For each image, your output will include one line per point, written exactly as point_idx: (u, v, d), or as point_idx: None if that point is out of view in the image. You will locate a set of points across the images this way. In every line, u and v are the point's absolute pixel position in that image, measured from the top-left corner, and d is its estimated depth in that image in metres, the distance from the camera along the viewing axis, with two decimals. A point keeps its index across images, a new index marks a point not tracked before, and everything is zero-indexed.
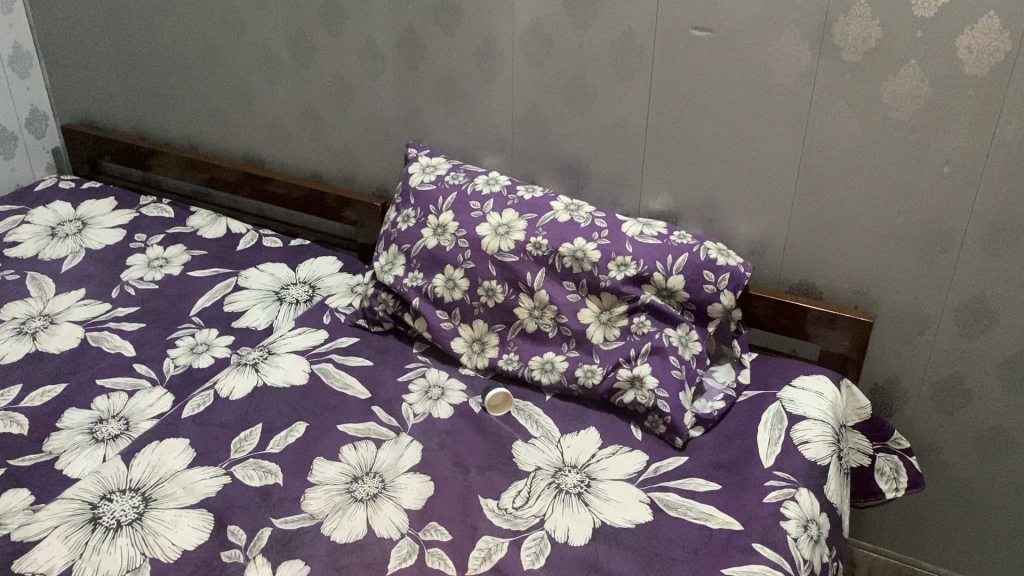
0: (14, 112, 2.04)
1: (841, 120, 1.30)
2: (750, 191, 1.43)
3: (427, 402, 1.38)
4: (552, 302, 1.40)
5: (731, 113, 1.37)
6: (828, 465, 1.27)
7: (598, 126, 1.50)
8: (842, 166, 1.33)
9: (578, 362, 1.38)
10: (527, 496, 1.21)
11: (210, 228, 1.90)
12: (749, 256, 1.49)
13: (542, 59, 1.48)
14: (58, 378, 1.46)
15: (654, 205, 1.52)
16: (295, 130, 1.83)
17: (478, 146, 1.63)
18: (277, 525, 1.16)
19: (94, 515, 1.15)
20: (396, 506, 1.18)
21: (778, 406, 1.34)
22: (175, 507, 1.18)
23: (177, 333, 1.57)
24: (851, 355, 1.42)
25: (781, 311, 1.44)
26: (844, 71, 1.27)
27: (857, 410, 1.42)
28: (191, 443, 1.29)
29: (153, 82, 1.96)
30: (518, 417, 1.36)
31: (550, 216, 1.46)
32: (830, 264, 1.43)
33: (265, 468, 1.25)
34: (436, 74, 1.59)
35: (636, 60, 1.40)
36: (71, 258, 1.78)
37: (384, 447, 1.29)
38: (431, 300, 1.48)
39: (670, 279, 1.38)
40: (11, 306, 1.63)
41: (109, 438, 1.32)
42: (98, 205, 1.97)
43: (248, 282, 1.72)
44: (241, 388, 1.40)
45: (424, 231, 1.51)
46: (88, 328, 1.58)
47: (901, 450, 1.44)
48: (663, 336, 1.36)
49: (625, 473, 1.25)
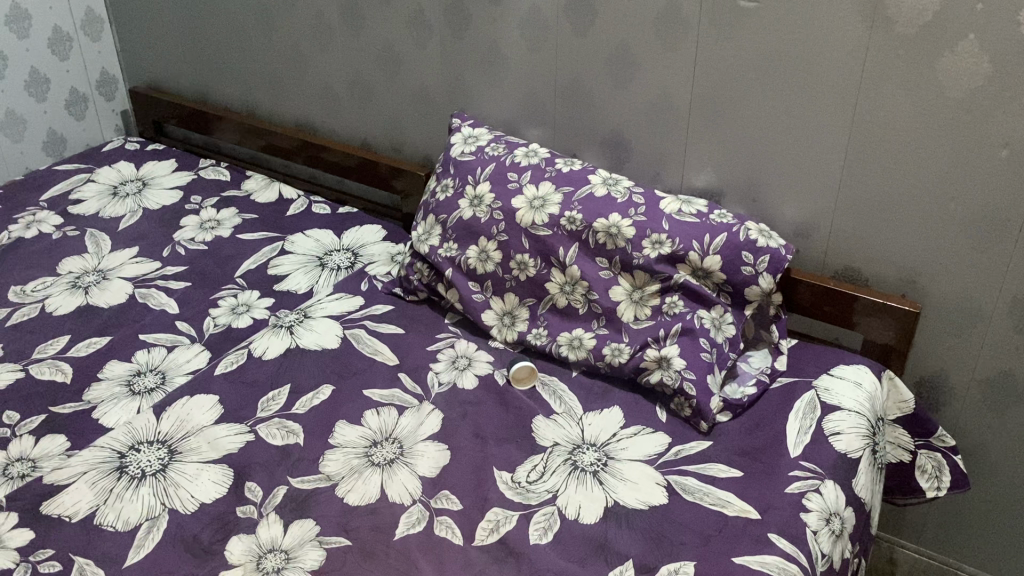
0: (85, 74, 2.11)
1: (891, 99, 1.24)
2: (794, 171, 1.37)
3: (453, 372, 1.38)
4: (584, 277, 1.38)
5: (777, 88, 1.32)
6: (859, 458, 1.22)
7: (641, 100, 1.46)
8: (893, 146, 1.27)
9: (607, 339, 1.36)
10: (541, 471, 1.19)
11: (263, 192, 1.93)
12: (794, 239, 1.44)
13: (587, 28, 1.45)
14: (104, 331, 1.51)
15: (697, 182, 1.48)
16: (347, 97, 1.84)
17: (523, 118, 1.62)
18: (293, 484, 1.18)
19: (121, 464, 1.20)
20: (410, 473, 1.19)
21: (812, 395, 1.30)
22: (198, 461, 1.21)
23: (220, 293, 1.61)
24: (896, 346, 1.36)
25: (825, 298, 1.39)
26: (896, 46, 1.20)
27: (899, 403, 1.36)
28: (221, 400, 1.32)
29: (215, 47, 2.00)
30: (542, 392, 1.35)
31: (587, 190, 1.43)
32: (878, 249, 1.37)
33: (288, 428, 1.27)
34: (482, 42, 1.58)
35: (682, 31, 1.36)
36: (128, 217, 1.84)
37: (405, 415, 1.30)
38: (463, 271, 1.48)
39: (706, 259, 1.34)
40: (68, 262, 1.70)
41: (145, 391, 1.36)
42: (159, 167, 2.02)
43: (293, 246, 1.74)
44: (274, 349, 1.43)
45: (460, 201, 1.51)
46: (137, 285, 1.63)
47: (946, 448, 1.36)
48: (695, 317, 1.32)
49: (645, 455, 1.22)
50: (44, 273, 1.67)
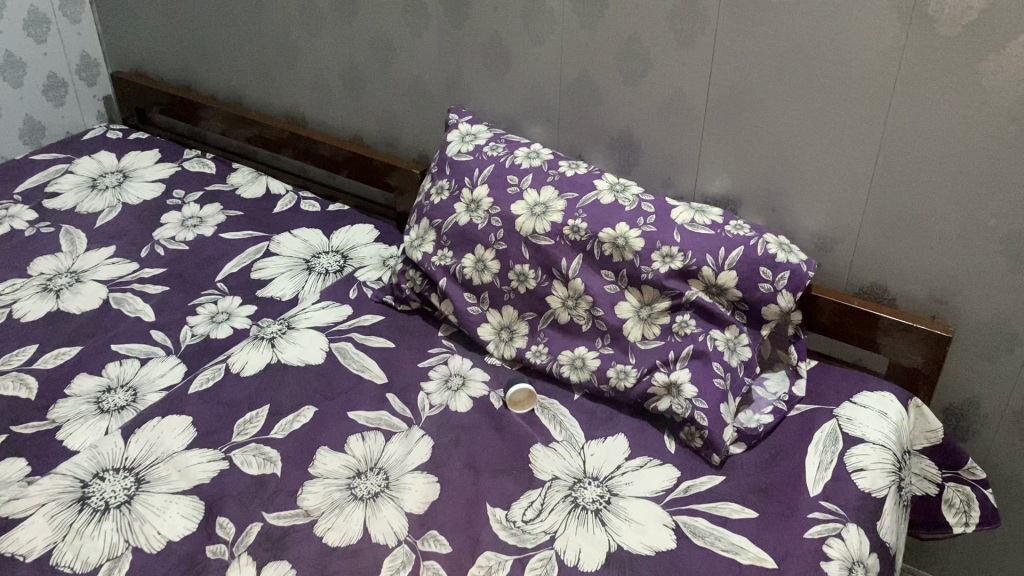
0: (64, 58, 2.00)
1: (928, 106, 1.13)
2: (818, 180, 1.26)
3: (446, 393, 1.28)
4: (588, 292, 1.28)
5: (801, 90, 1.21)
6: (885, 498, 1.12)
7: (652, 100, 1.35)
8: (928, 157, 1.16)
9: (612, 360, 1.26)
10: (539, 509, 1.10)
11: (249, 187, 1.82)
12: (816, 253, 1.33)
13: (594, 21, 1.33)
14: (74, 340, 1.41)
15: (712, 189, 1.37)
16: (338, 88, 1.73)
17: (524, 115, 1.51)
18: (268, 520, 1.09)
19: (83, 495, 1.10)
20: (396, 510, 1.09)
21: (833, 426, 1.20)
22: (167, 491, 1.12)
23: (199, 299, 1.51)
24: (924, 371, 1.26)
25: (848, 318, 1.29)
26: (936, 46, 1.08)
27: (925, 433, 1.26)
28: (194, 422, 1.22)
29: (200, 32, 1.89)
30: (542, 417, 1.25)
31: (593, 196, 1.32)
32: (907, 266, 1.26)
33: (265, 455, 1.17)
34: (481, 34, 1.47)
35: (698, 26, 1.24)
36: (106, 212, 1.74)
37: (393, 441, 1.20)
38: (458, 282, 1.38)
39: (720, 274, 1.23)
40: (40, 261, 1.60)
41: (114, 409, 1.27)
42: (142, 157, 1.91)
43: (280, 247, 1.64)
44: (253, 364, 1.33)
45: (456, 205, 1.40)
46: (112, 288, 1.53)
47: (975, 480, 1.26)
48: (708, 338, 1.22)
49: (651, 491, 1.13)
50: (14, 273, 1.57)
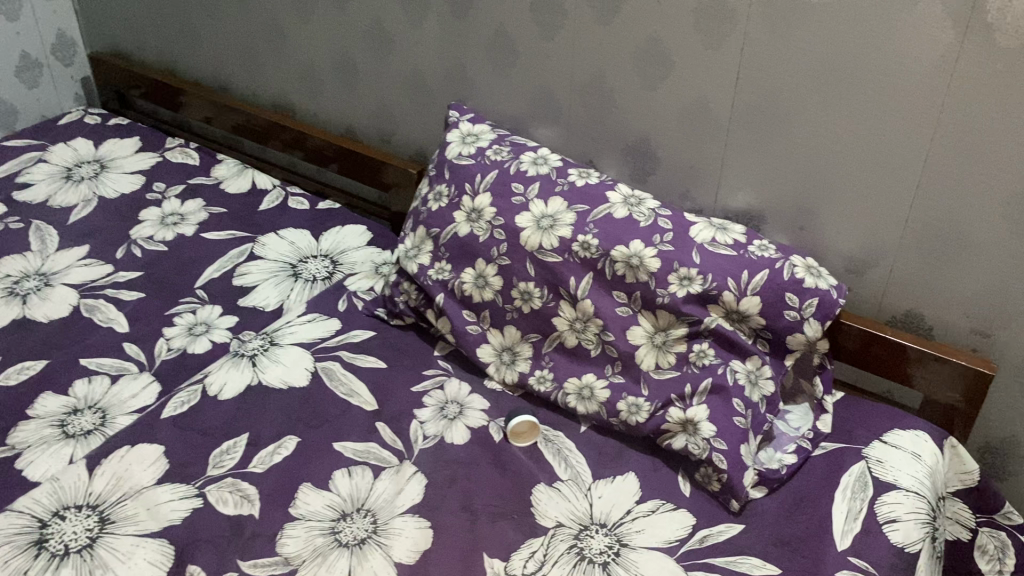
0: (39, 36, 1.87)
1: (981, 124, 1.01)
2: (852, 199, 1.16)
3: (441, 422, 1.18)
4: (598, 315, 1.18)
5: (838, 102, 1.10)
6: (919, 552, 1.01)
7: (672, 106, 1.23)
8: (979, 179, 1.05)
9: (622, 390, 1.16)
10: (541, 561, 1.00)
11: (233, 181, 1.71)
12: (846, 276, 1.23)
13: (611, 17, 1.21)
14: (40, 352, 1.31)
15: (733, 203, 1.27)
16: (330, 78, 1.61)
17: (531, 115, 1.39)
18: (245, 570, 0.99)
19: (41, 538, 1.00)
20: (384, 559, 0.99)
21: (863, 469, 1.09)
22: (134, 534, 1.01)
23: (177, 308, 1.40)
24: (960, 408, 1.16)
25: (879, 349, 1.18)
26: (995, 59, 0.97)
27: (961, 475, 1.16)
28: (167, 452, 1.12)
29: (184, 14, 1.76)
30: (545, 451, 1.15)
31: (605, 209, 1.22)
32: (947, 295, 1.16)
33: (243, 493, 1.07)
34: (487, 27, 1.35)
35: (727, 27, 1.12)
36: (81, 206, 1.62)
37: (382, 478, 1.10)
38: (457, 298, 1.27)
39: (743, 300, 1.13)
40: (7, 261, 1.49)
41: (80, 434, 1.16)
42: (120, 146, 1.80)
43: (265, 250, 1.53)
44: (232, 386, 1.22)
45: (456, 214, 1.29)
46: (83, 294, 1.42)
47: (1012, 526, 1.17)
48: (729, 371, 1.12)
49: (663, 541, 1.03)
50: None
